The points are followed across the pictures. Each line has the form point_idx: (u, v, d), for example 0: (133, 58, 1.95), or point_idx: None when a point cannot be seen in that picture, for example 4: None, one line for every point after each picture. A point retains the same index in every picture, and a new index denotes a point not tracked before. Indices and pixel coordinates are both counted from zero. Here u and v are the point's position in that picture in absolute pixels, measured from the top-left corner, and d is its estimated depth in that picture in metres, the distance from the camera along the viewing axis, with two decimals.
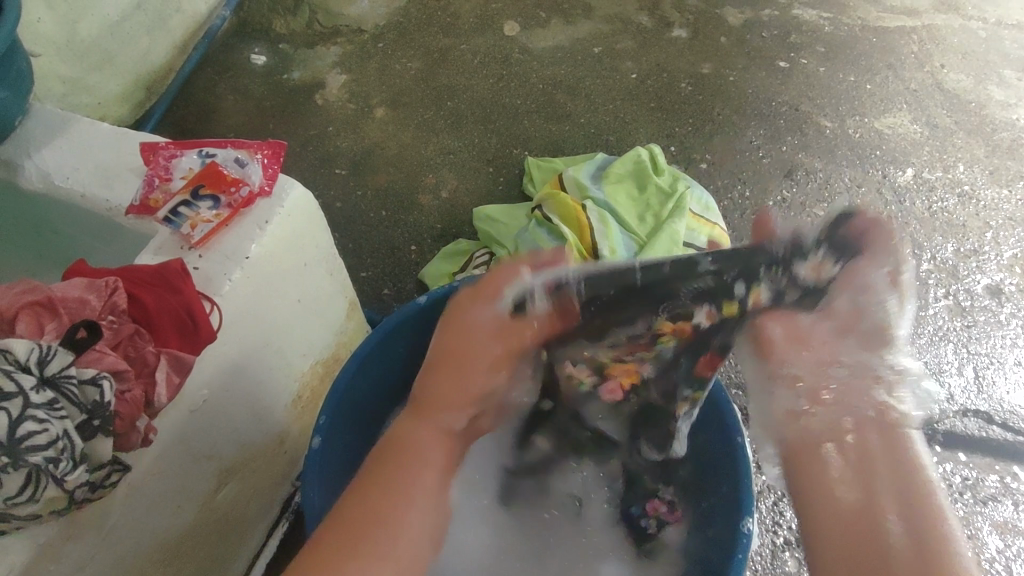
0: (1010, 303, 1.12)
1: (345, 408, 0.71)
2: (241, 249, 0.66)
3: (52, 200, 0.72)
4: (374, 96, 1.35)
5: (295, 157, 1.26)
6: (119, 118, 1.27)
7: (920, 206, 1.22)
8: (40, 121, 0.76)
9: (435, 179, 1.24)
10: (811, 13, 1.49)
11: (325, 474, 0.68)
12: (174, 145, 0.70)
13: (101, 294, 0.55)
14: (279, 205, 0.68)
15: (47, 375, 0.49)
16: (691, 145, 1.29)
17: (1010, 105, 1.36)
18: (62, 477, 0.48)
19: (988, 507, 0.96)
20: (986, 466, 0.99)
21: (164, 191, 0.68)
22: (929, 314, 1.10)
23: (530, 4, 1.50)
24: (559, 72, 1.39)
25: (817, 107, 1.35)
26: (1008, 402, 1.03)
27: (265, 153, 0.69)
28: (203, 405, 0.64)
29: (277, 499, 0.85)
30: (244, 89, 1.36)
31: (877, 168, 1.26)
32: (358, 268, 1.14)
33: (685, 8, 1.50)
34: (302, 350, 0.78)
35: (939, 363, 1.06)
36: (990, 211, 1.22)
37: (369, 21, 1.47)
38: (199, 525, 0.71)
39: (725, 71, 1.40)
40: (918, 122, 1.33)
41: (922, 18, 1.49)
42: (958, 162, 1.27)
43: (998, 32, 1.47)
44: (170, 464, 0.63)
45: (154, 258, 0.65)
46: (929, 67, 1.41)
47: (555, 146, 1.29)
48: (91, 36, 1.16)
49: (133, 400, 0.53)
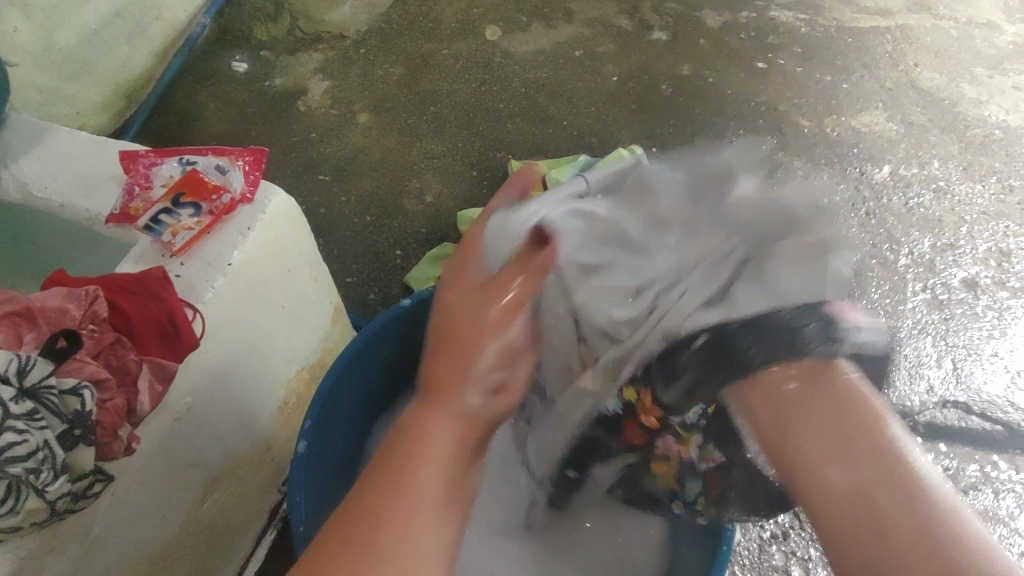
0: (985, 296, 1.14)
1: (331, 411, 0.72)
2: (223, 256, 0.66)
3: (30, 209, 0.72)
4: (356, 102, 1.35)
5: (278, 163, 1.26)
6: (99, 127, 1.26)
7: (897, 203, 1.24)
8: (17, 130, 0.76)
9: (419, 183, 1.24)
10: (788, 15, 1.52)
11: (311, 477, 0.68)
12: (154, 153, 0.70)
13: (81, 303, 0.54)
14: (261, 211, 0.68)
15: (26, 385, 0.49)
16: (672, 146, 1.31)
17: (982, 102, 1.39)
18: (43, 488, 0.48)
19: (970, 496, 0.98)
20: (966, 456, 1.01)
21: (144, 199, 0.67)
22: (907, 308, 1.12)
23: (511, 9, 1.51)
24: (540, 75, 1.40)
25: (796, 106, 1.37)
26: (985, 392, 1.05)
27: (246, 160, 0.69)
28: (187, 413, 0.64)
29: (265, 507, 0.85)
30: (226, 97, 1.36)
31: (855, 166, 1.29)
32: (343, 274, 1.14)
33: (664, 11, 1.51)
34: (287, 357, 0.78)
35: (918, 356, 1.08)
36: (965, 206, 1.24)
37: (351, 27, 1.47)
38: (185, 535, 0.71)
39: (704, 72, 1.42)
40: (894, 120, 1.35)
41: (895, 18, 1.52)
42: (933, 159, 1.30)
43: (969, 31, 1.50)
44: (154, 475, 0.63)
45: (135, 267, 0.65)
46: (904, 66, 1.43)
47: (538, 149, 1.30)
48: (68, 45, 1.15)
49: (114, 408, 0.53)
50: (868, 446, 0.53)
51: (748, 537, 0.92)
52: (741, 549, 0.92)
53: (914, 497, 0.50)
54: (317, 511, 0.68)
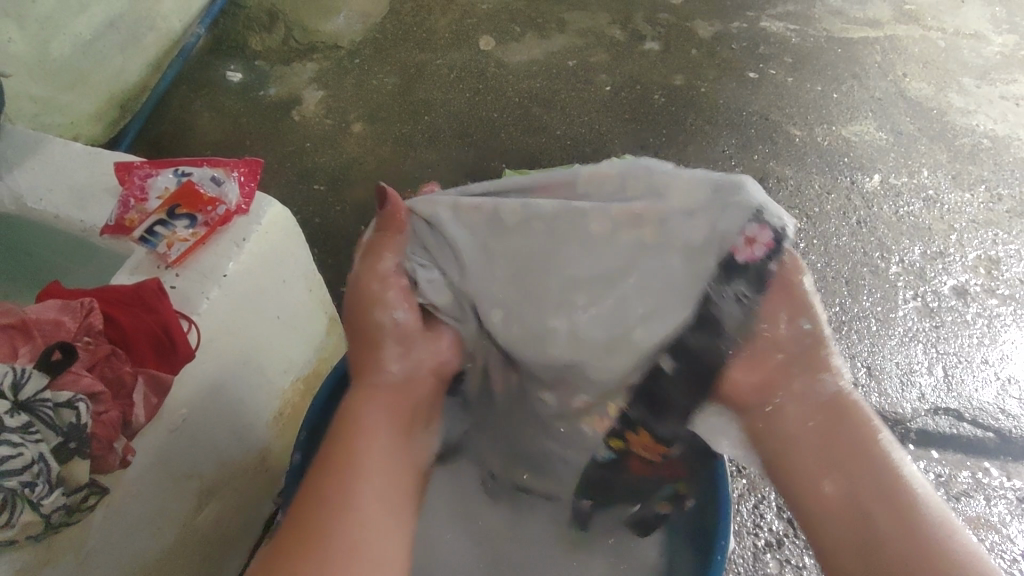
0: (975, 303, 1.15)
1: (326, 423, 0.71)
2: (219, 267, 0.66)
3: (25, 220, 0.72)
4: (351, 112, 1.36)
5: (273, 173, 1.27)
6: (93, 136, 1.26)
7: (887, 211, 1.26)
8: (11, 141, 0.76)
9: (414, 193, 1.25)
10: (778, 26, 1.54)
11: (303, 486, 0.70)
12: (150, 164, 0.70)
13: (76, 315, 0.54)
14: (256, 223, 0.68)
15: (21, 400, 0.49)
16: (665, 155, 1.32)
17: (970, 112, 1.40)
18: (38, 501, 0.48)
19: (962, 502, 0.98)
20: (958, 463, 1.01)
21: (140, 210, 0.67)
22: (898, 316, 1.13)
23: (504, 19, 1.52)
24: (533, 85, 1.41)
25: (787, 116, 1.39)
26: (976, 399, 1.06)
27: (242, 171, 0.69)
28: (182, 425, 0.64)
29: (259, 518, 0.85)
30: (221, 107, 1.36)
31: (845, 175, 1.30)
32: (338, 283, 1.14)
33: (656, 21, 1.53)
34: (282, 368, 0.78)
35: (910, 363, 1.09)
36: (954, 214, 1.26)
37: (345, 37, 1.47)
38: (179, 548, 0.71)
39: (697, 82, 1.43)
40: (883, 129, 1.37)
41: (884, 29, 1.54)
42: (923, 168, 1.32)
43: (957, 41, 1.52)
44: (148, 487, 0.63)
45: (131, 278, 0.65)
46: (893, 76, 1.45)
47: (532, 158, 1.31)
48: (63, 55, 1.15)
49: (110, 420, 0.52)
50: (874, 477, 0.62)
51: (742, 545, 0.93)
52: (735, 557, 0.92)
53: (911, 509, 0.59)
54: None
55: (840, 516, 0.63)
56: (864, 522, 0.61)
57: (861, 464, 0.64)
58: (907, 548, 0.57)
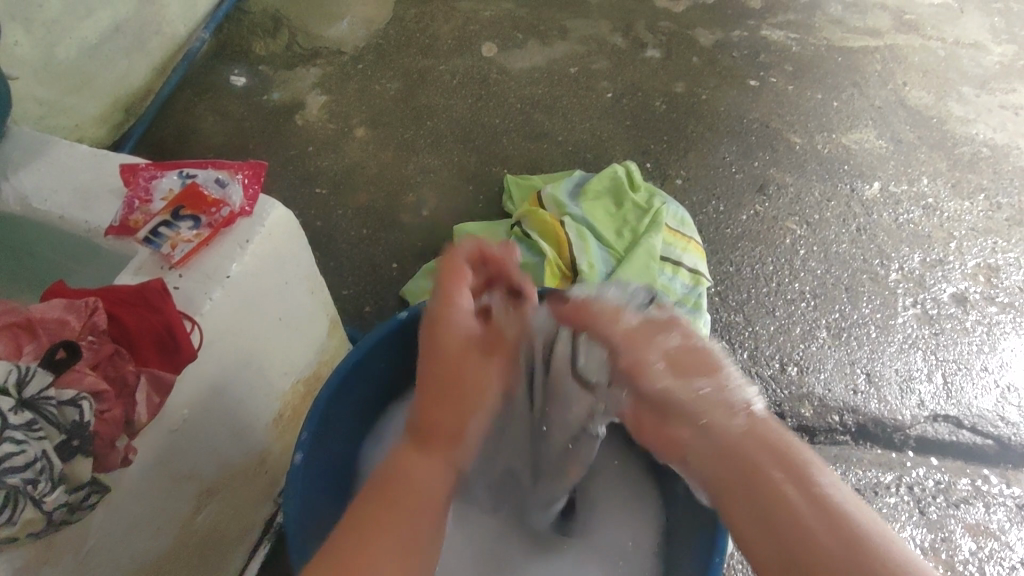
0: (974, 311, 1.16)
1: (328, 424, 0.72)
2: (221, 268, 0.66)
3: (29, 221, 0.72)
4: (353, 116, 1.37)
5: (276, 176, 1.27)
6: (97, 140, 1.27)
7: (887, 218, 1.26)
8: (17, 142, 0.76)
9: (416, 197, 1.25)
10: (778, 34, 1.55)
11: (306, 490, 0.68)
12: (154, 166, 0.70)
13: (81, 314, 0.55)
14: (260, 225, 0.69)
15: (25, 397, 0.49)
16: (666, 162, 1.33)
17: (969, 120, 1.41)
18: (41, 498, 0.48)
19: (961, 510, 0.98)
20: (958, 470, 1.02)
21: (143, 212, 0.68)
22: (897, 323, 1.14)
23: (507, 26, 1.53)
24: (535, 91, 1.42)
25: (787, 123, 1.39)
26: (975, 406, 1.07)
27: (246, 174, 0.70)
28: (183, 425, 0.64)
29: (259, 518, 0.85)
30: (223, 111, 1.37)
31: (845, 182, 1.31)
32: (340, 287, 1.15)
33: (658, 29, 1.54)
34: (284, 369, 0.78)
35: (909, 370, 1.09)
36: (954, 222, 1.26)
37: (348, 43, 1.48)
38: (177, 548, 0.71)
39: (698, 90, 1.44)
40: (883, 137, 1.38)
41: (884, 38, 1.55)
42: (922, 176, 1.32)
43: (956, 51, 1.53)
44: (148, 486, 0.63)
45: (134, 278, 0.65)
46: (893, 84, 1.46)
47: (533, 164, 1.32)
48: (68, 59, 1.16)
49: (113, 419, 0.53)
50: (803, 488, 0.55)
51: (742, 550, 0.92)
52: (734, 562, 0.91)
53: (856, 539, 0.51)
54: (315, 526, 0.69)
55: (748, 528, 0.56)
56: (792, 528, 0.53)
57: (775, 477, 0.56)
58: (826, 535, 0.52)
